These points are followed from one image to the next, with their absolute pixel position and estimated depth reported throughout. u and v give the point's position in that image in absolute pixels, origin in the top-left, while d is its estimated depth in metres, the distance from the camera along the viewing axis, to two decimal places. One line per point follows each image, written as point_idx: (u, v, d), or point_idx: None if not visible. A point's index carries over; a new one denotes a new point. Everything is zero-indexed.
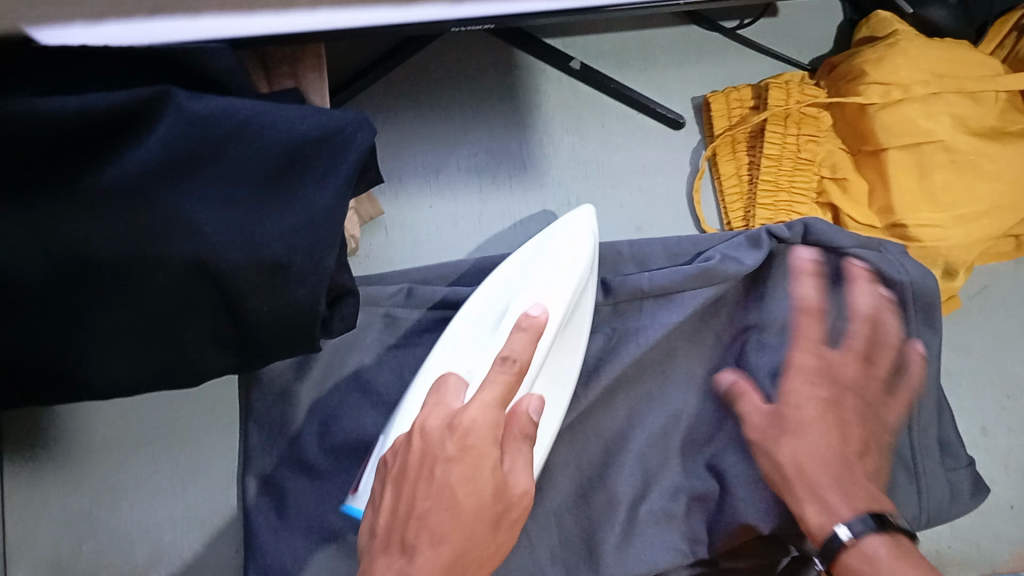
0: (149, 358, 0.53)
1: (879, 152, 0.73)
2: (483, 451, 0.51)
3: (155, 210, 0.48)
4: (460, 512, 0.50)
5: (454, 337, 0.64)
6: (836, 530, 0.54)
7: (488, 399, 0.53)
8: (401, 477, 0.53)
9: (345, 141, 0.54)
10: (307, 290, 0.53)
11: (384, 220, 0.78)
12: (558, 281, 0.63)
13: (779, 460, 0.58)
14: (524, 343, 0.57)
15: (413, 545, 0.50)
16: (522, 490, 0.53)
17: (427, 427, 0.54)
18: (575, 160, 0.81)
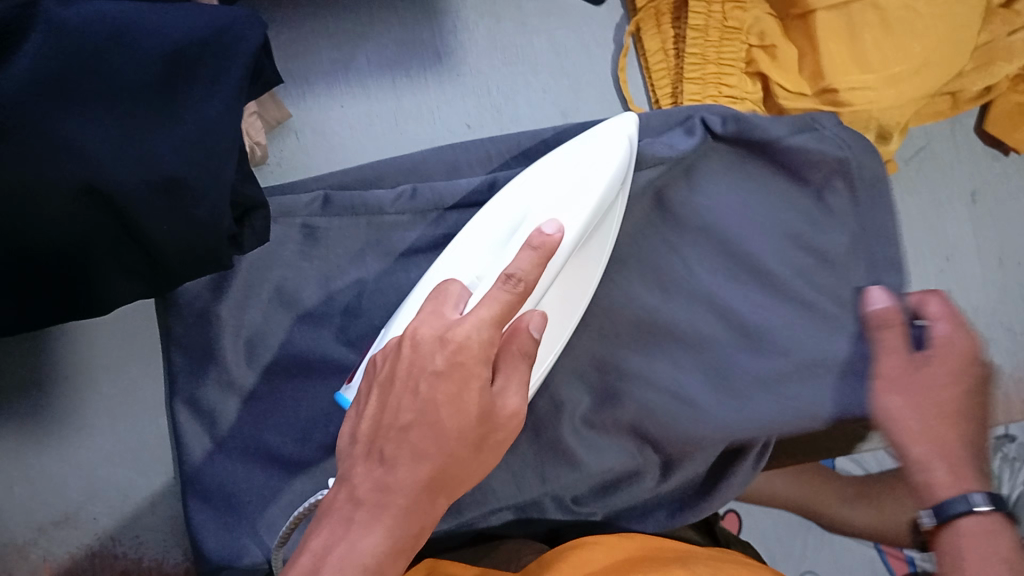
0: (43, 285, 0.50)
1: (808, 15, 0.70)
2: (471, 370, 0.47)
3: (37, 132, 0.43)
4: (443, 431, 0.46)
5: (458, 251, 0.60)
6: (965, 496, 0.55)
7: (485, 315, 0.48)
8: (390, 381, 0.49)
9: (234, 40, 0.50)
10: (209, 206, 0.50)
11: (293, 124, 0.74)
12: (582, 192, 0.58)
13: (893, 411, 0.61)
14: (531, 262, 0.50)
15: (393, 458, 0.47)
16: (512, 413, 0.48)
17: (418, 336, 0.49)
18: (492, 45, 0.77)
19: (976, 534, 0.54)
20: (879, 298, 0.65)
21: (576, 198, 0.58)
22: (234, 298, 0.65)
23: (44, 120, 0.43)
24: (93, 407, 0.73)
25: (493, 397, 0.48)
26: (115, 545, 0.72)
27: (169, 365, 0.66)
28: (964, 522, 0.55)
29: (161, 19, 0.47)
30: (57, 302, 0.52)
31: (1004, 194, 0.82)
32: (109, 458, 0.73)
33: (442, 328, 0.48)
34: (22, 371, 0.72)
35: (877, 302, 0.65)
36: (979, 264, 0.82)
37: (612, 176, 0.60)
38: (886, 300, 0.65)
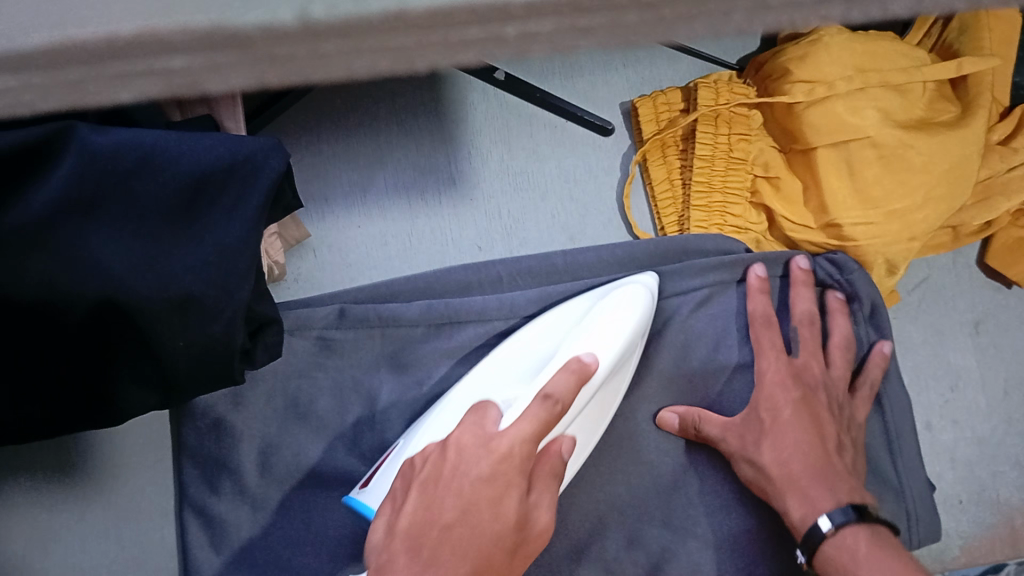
0: (67, 386, 0.51)
1: (809, 150, 0.73)
2: (511, 482, 0.52)
3: (59, 249, 0.45)
4: (482, 532, 0.50)
5: (483, 383, 0.64)
6: (818, 522, 0.58)
7: (524, 431, 0.54)
8: (429, 481, 0.54)
9: (255, 167, 0.51)
10: (222, 324, 0.51)
11: (310, 242, 0.77)
12: (615, 335, 0.63)
13: (766, 466, 0.62)
14: (568, 385, 0.58)
15: (434, 559, 0.49)
16: (541, 529, 0.53)
17: (461, 444, 0.55)
18: (505, 172, 0.80)
19: (858, 548, 0.56)
20: (672, 421, 0.66)
21: (609, 339, 0.63)
22: (248, 407, 0.67)
23: (66, 237, 0.46)
24: None
25: (529, 509, 0.53)
26: None
27: (179, 472, 0.68)
28: (832, 545, 0.57)
29: (190, 147, 0.50)
30: (67, 406, 0.53)
31: (1007, 326, 0.84)
32: None
33: (483, 439, 0.55)
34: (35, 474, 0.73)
35: (673, 422, 0.65)
36: (983, 396, 0.82)
37: (638, 325, 0.65)
38: (678, 421, 0.65)
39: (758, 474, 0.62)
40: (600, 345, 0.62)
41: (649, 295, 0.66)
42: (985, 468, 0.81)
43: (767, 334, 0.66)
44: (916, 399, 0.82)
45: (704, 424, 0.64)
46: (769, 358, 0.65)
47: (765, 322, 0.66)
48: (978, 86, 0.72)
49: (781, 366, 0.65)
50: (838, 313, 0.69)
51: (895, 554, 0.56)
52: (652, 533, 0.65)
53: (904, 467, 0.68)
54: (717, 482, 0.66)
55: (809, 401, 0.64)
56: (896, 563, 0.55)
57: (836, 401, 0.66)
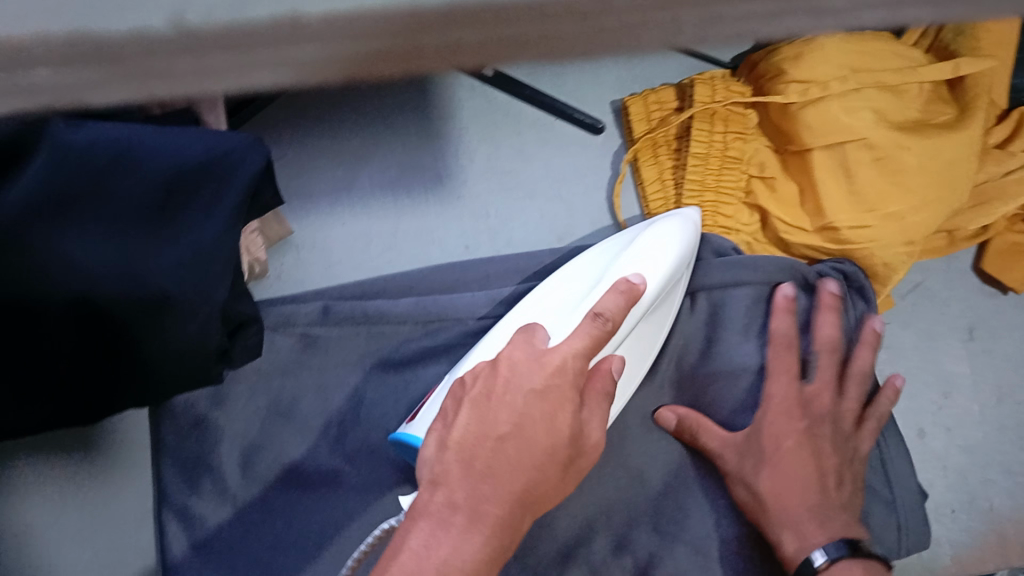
0: (44, 386, 0.50)
1: (804, 151, 0.72)
2: (564, 396, 0.50)
3: (31, 251, 0.44)
4: (536, 447, 0.48)
5: (531, 307, 0.63)
6: (812, 556, 0.57)
7: (575, 347, 0.52)
8: (481, 396, 0.52)
9: (232, 165, 0.51)
10: (200, 324, 0.50)
11: (295, 240, 0.75)
12: (660, 257, 0.62)
13: (765, 490, 0.61)
14: (619, 305, 0.55)
15: (487, 470, 0.48)
16: (592, 444, 0.52)
17: (513, 359, 0.52)
18: (492, 170, 0.79)
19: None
20: (671, 419, 0.65)
21: (653, 262, 0.61)
22: (231, 405, 0.65)
23: (38, 238, 0.44)
24: None
25: (581, 425, 0.51)
26: None
27: (159, 476, 0.65)
28: None
29: (163, 143, 0.48)
30: (42, 405, 0.52)
31: (1002, 332, 0.83)
32: None
33: (535, 354, 0.52)
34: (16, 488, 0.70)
35: (672, 421, 0.65)
36: (976, 402, 0.81)
37: (681, 249, 0.63)
38: (677, 420, 0.65)
39: (754, 498, 0.61)
40: (647, 268, 0.61)
41: (691, 228, 0.65)
42: (977, 476, 0.80)
43: (784, 360, 0.64)
44: (907, 405, 0.81)
45: (700, 438, 0.63)
46: (778, 382, 0.64)
47: (786, 347, 0.64)
48: (976, 87, 0.71)
49: (791, 391, 0.63)
50: (865, 347, 0.68)
51: None
52: (643, 540, 0.63)
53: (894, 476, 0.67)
54: (706, 488, 0.64)
55: (814, 433, 0.63)
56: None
57: (839, 423, 0.65)
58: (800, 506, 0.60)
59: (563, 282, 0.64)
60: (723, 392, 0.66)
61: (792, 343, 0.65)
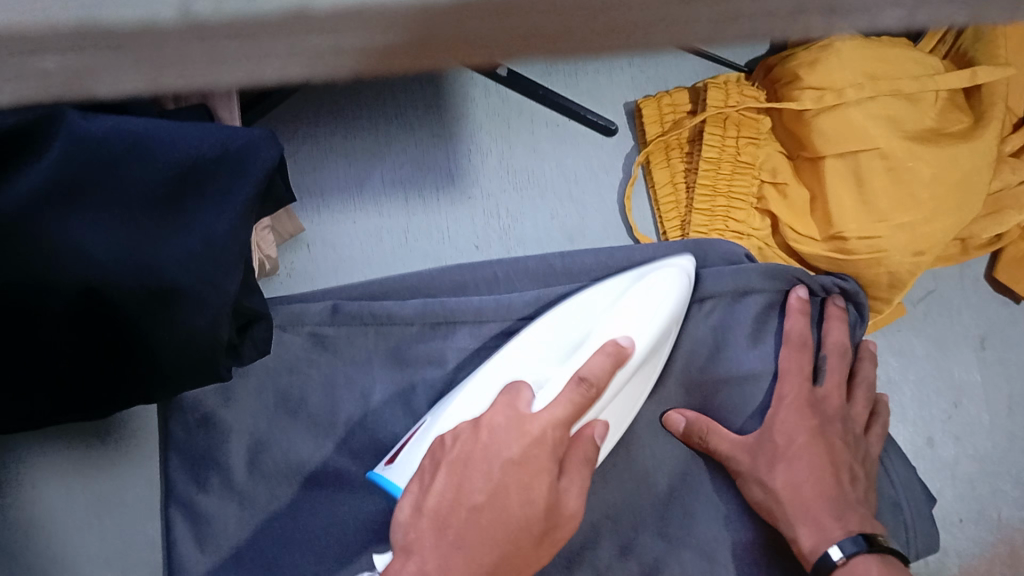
0: (58, 378, 0.50)
1: (817, 158, 0.71)
2: (542, 466, 0.52)
3: (43, 237, 0.44)
4: (512, 516, 0.51)
5: (518, 355, 0.63)
6: (829, 551, 0.57)
7: (558, 415, 0.54)
8: (460, 461, 0.53)
9: (244, 159, 0.51)
10: (209, 317, 0.49)
11: (305, 237, 0.75)
12: (652, 315, 0.63)
13: (778, 490, 0.60)
14: (602, 368, 0.58)
15: (460, 534, 0.51)
16: (568, 516, 0.53)
17: (494, 423, 0.54)
18: (504, 170, 0.79)
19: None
20: (678, 421, 0.64)
21: (643, 323, 0.63)
22: (239, 402, 0.65)
23: (50, 226, 0.44)
24: None
25: (558, 496, 0.52)
26: None
27: (166, 469, 0.66)
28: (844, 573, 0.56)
29: (178, 134, 0.49)
30: (55, 396, 0.52)
31: (1015, 343, 0.82)
32: None
33: (516, 416, 0.54)
34: None
35: (681, 423, 0.64)
36: (986, 411, 0.81)
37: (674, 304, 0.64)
38: (687, 421, 0.64)
39: (769, 497, 0.60)
40: (635, 329, 0.62)
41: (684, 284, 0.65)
42: (986, 487, 0.80)
43: (796, 363, 0.64)
44: (917, 413, 0.81)
45: (710, 439, 0.62)
46: (790, 382, 0.64)
47: (800, 351, 0.65)
48: (993, 96, 0.71)
49: (804, 391, 0.63)
50: (867, 359, 0.69)
51: None
52: (650, 545, 0.63)
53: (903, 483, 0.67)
54: (714, 492, 0.64)
55: (825, 430, 0.63)
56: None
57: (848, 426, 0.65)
58: (817, 501, 0.59)
59: (553, 332, 0.64)
60: (732, 397, 0.65)
61: (805, 346, 0.65)
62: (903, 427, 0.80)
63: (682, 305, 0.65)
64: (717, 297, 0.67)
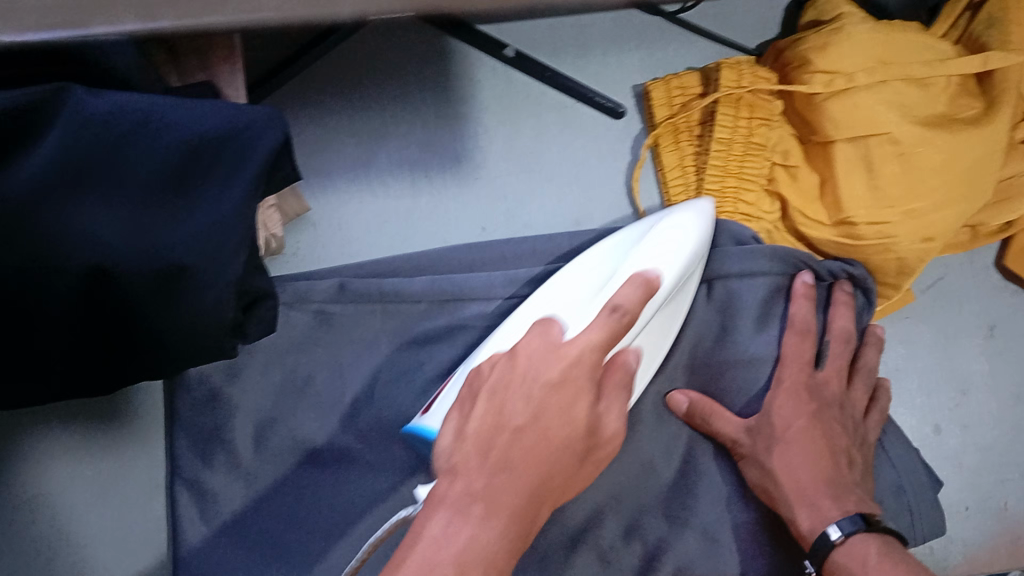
0: (69, 358, 0.51)
1: (827, 143, 0.71)
2: (581, 386, 0.50)
3: (52, 221, 0.44)
4: (554, 437, 0.48)
5: (546, 297, 0.63)
6: (826, 530, 0.57)
7: (596, 338, 0.52)
8: (497, 387, 0.51)
9: (252, 140, 0.50)
10: (216, 295, 0.49)
11: (311, 216, 0.75)
12: (676, 247, 0.62)
13: (774, 474, 0.60)
14: (637, 299, 0.55)
15: (505, 456, 0.47)
16: (609, 437, 0.51)
17: (529, 350, 0.53)
18: (512, 152, 0.79)
19: (867, 557, 0.54)
20: (682, 400, 0.64)
21: (670, 254, 0.61)
22: (244, 379, 0.65)
23: (59, 209, 0.44)
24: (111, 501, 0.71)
25: (599, 415, 0.51)
26: None
27: (172, 447, 0.65)
28: (843, 553, 0.55)
29: (183, 116, 0.48)
30: (66, 375, 0.52)
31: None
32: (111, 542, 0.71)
33: (551, 345, 0.53)
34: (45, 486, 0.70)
35: (684, 402, 0.64)
36: (993, 399, 0.81)
37: (697, 240, 0.63)
38: (690, 401, 0.64)
39: (766, 479, 0.61)
40: (664, 257, 0.60)
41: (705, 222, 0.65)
42: (993, 475, 0.80)
43: (797, 348, 0.64)
44: (924, 400, 0.80)
45: (711, 421, 0.62)
46: (789, 366, 0.64)
47: (801, 336, 0.64)
48: (1004, 83, 0.70)
49: (802, 377, 0.64)
50: (872, 345, 0.69)
51: (906, 560, 0.54)
52: (653, 528, 0.63)
53: (910, 468, 0.66)
54: (717, 476, 0.64)
55: (823, 414, 0.63)
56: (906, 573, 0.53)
57: (849, 412, 0.65)
58: (813, 484, 0.60)
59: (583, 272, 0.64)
60: (736, 380, 0.65)
61: (808, 331, 0.65)
62: (909, 414, 0.80)
63: (704, 242, 0.64)
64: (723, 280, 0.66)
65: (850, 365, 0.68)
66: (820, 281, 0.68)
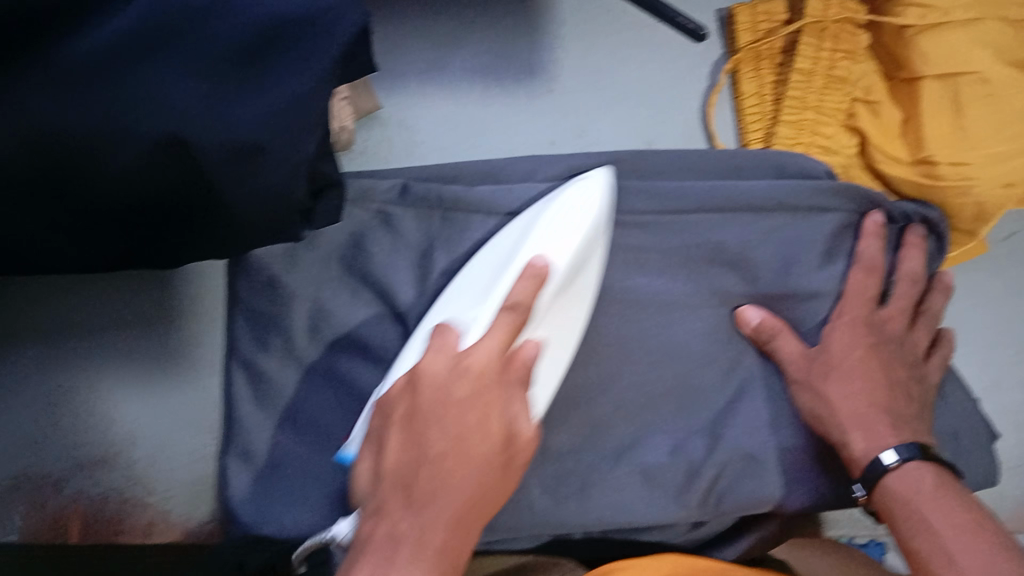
0: (137, 227, 0.52)
1: (915, 79, 0.70)
2: (490, 395, 0.51)
3: (128, 87, 0.45)
4: (472, 458, 0.49)
5: (457, 291, 0.61)
6: (881, 456, 0.58)
7: (493, 347, 0.53)
8: (407, 417, 0.52)
9: (329, 26, 0.49)
10: (282, 174, 0.50)
11: (382, 115, 0.75)
12: (569, 230, 0.59)
13: (831, 401, 0.61)
14: (529, 292, 0.55)
15: (427, 492, 0.48)
16: (527, 437, 0.52)
17: (427, 371, 0.52)
18: (587, 67, 0.78)
19: (921, 484, 0.56)
20: (754, 316, 0.64)
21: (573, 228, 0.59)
22: (300, 268, 0.66)
23: (136, 76, 0.45)
24: (172, 378, 0.73)
25: (510, 422, 0.52)
26: (147, 501, 0.71)
27: (230, 326, 0.67)
28: (896, 479, 0.57)
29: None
30: (136, 240, 0.54)
31: None
32: (169, 417, 0.73)
33: (452, 358, 0.53)
34: (116, 364, 0.73)
35: (754, 319, 0.63)
36: None
37: (600, 213, 0.60)
38: (762, 318, 0.63)
39: (817, 404, 0.61)
40: (559, 242, 0.58)
41: (609, 192, 0.60)
42: None
43: (863, 284, 0.64)
44: (988, 353, 0.79)
45: (775, 343, 0.63)
46: (850, 301, 0.64)
47: (869, 270, 0.64)
48: None
49: (864, 311, 0.63)
50: (939, 291, 0.67)
51: (959, 492, 0.55)
52: (699, 448, 0.63)
53: (964, 415, 0.66)
54: (768, 403, 0.64)
55: (880, 349, 0.62)
56: (953, 501, 0.54)
57: (910, 351, 0.64)
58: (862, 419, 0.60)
59: (489, 263, 0.61)
60: (792, 311, 0.65)
61: (874, 268, 0.64)
62: (973, 367, 0.79)
63: (608, 212, 0.60)
64: (795, 210, 0.64)
65: (916, 307, 0.66)
66: (892, 222, 0.66)
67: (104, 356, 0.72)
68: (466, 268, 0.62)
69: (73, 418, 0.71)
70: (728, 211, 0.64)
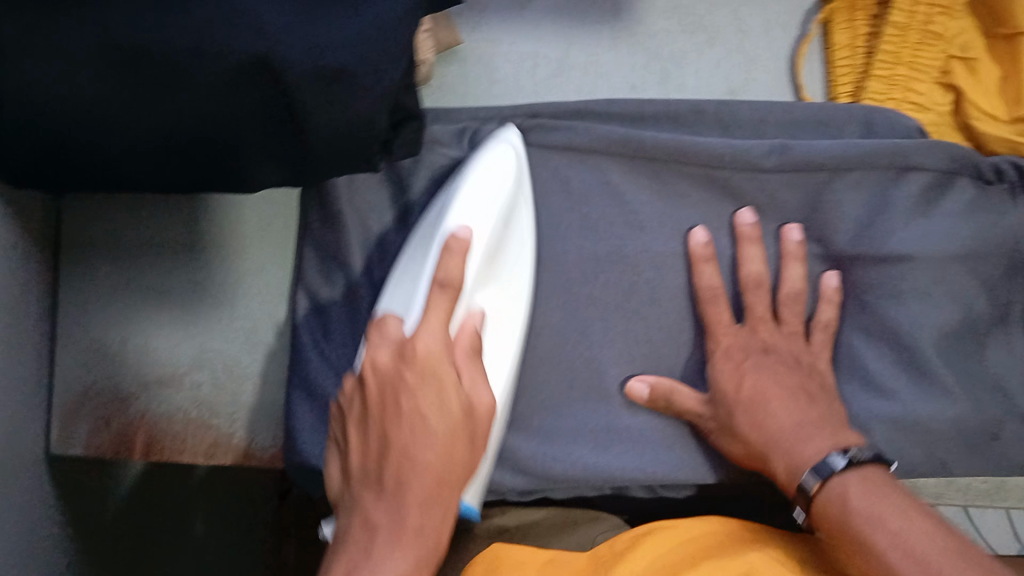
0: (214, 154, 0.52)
1: (1016, 35, 0.68)
2: (440, 373, 0.51)
3: (216, 7, 0.44)
4: (435, 438, 0.50)
5: (400, 272, 0.60)
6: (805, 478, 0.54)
7: (436, 325, 0.52)
8: (365, 412, 0.52)
9: None
10: (366, 101, 0.49)
11: (462, 51, 0.75)
12: (490, 193, 0.57)
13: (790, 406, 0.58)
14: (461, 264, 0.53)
15: (398, 484, 0.49)
16: (486, 405, 0.53)
17: (376, 361, 0.52)
18: (672, 11, 0.76)
19: (851, 496, 0.51)
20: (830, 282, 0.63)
21: (495, 193, 0.57)
22: (370, 203, 0.66)
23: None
24: (241, 301, 0.74)
25: (466, 395, 0.52)
26: (210, 420, 0.72)
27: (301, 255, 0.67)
28: (825, 498, 0.53)
29: None
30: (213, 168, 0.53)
31: None
32: (235, 339, 0.73)
33: (397, 343, 0.52)
34: (187, 284, 0.73)
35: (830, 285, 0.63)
36: None
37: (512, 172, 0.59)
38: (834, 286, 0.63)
39: None
40: (482, 211, 0.57)
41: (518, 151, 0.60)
42: None
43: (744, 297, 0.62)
44: None
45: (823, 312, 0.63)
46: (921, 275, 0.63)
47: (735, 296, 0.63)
48: None
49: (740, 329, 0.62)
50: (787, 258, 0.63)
51: (889, 494, 0.51)
52: None
53: None
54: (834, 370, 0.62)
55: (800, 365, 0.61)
56: (892, 496, 0.51)
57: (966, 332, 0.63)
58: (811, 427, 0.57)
59: (420, 241, 0.60)
60: (868, 276, 0.63)
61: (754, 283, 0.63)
62: None
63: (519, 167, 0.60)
64: (878, 171, 0.63)
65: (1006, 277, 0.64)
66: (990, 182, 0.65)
67: (173, 278, 0.73)
68: (409, 249, 0.61)
69: (139, 338, 0.72)
70: (802, 172, 0.62)
